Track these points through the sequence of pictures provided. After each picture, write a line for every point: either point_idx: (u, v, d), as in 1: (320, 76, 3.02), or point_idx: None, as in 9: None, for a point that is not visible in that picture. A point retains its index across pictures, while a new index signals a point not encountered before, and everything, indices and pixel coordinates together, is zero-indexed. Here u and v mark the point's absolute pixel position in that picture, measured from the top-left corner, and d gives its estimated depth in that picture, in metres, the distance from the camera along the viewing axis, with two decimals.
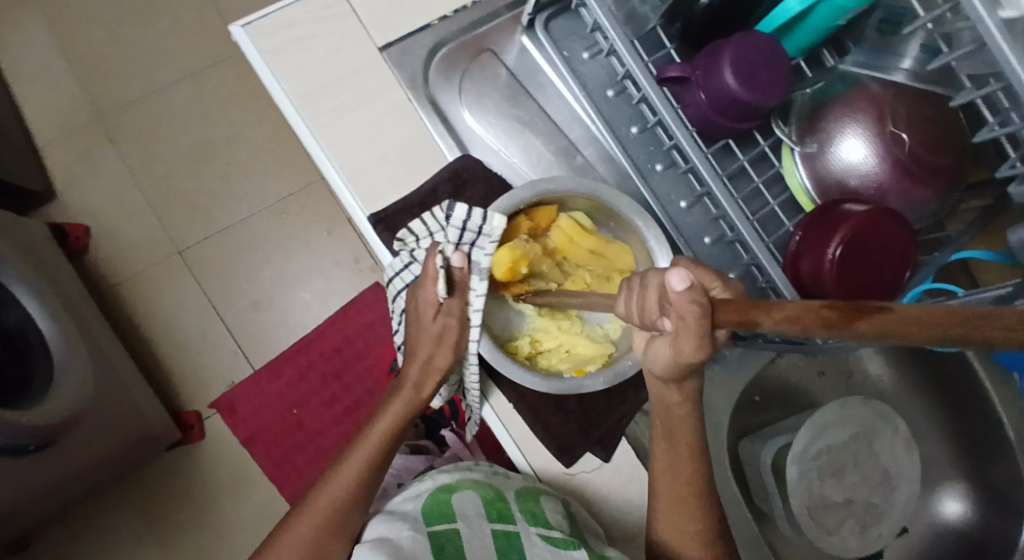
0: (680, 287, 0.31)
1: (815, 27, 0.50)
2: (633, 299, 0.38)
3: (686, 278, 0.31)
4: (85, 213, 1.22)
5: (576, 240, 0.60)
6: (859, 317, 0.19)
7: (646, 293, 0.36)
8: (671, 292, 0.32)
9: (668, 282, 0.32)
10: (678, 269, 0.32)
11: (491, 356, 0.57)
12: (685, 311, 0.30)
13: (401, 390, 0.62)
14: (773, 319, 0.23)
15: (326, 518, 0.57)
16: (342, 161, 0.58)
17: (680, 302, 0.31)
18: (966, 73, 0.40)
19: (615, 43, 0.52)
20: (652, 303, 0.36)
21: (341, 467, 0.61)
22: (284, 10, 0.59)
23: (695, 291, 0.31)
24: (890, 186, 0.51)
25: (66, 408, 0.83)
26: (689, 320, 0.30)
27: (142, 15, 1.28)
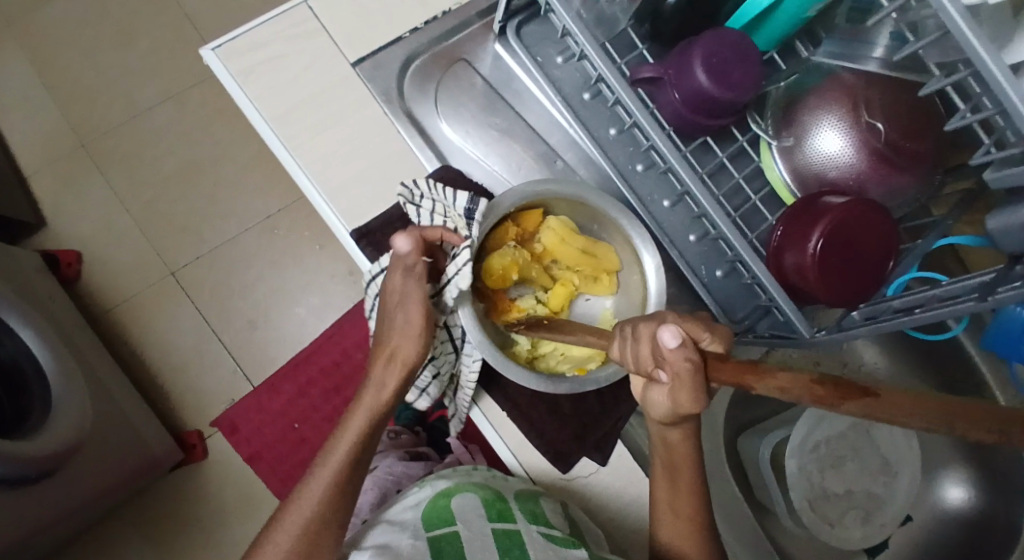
0: (672, 343, 0.35)
1: (784, 20, 0.50)
2: (627, 349, 0.40)
3: (678, 335, 0.35)
4: (75, 240, 1.22)
5: (566, 241, 0.60)
6: (847, 396, 0.23)
7: (640, 346, 0.38)
8: (664, 348, 0.35)
9: (660, 340, 0.35)
10: (669, 325, 0.35)
11: (494, 360, 0.53)
12: (680, 367, 0.34)
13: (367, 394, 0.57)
14: (769, 388, 0.26)
15: (305, 527, 0.52)
16: (321, 180, 0.58)
17: (673, 358, 0.34)
18: (934, 61, 0.40)
19: (585, 48, 0.52)
20: (646, 355, 0.38)
21: (314, 478, 0.55)
22: (252, 31, 0.59)
23: (688, 349, 0.34)
24: (868, 176, 0.51)
25: (66, 440, 0.83)
26: (684, 375, 0.34)
27: (119, 39, 1.29)
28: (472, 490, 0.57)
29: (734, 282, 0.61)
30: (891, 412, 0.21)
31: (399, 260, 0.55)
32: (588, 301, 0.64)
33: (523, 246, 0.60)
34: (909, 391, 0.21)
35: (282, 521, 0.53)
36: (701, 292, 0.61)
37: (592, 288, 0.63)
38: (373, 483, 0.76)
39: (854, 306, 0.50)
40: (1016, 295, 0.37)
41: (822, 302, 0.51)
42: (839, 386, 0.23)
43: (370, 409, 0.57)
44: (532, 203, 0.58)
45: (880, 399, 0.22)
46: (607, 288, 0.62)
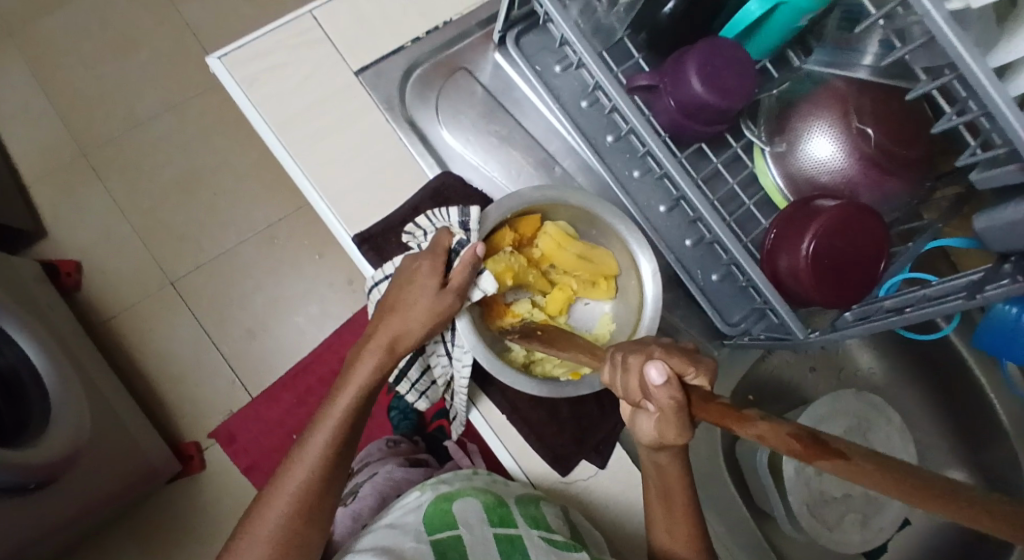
0: (658, 381, 0.33)
1: (777, 30, 0.51)
2: (616, 376, 0.38)
3: (664, 372, 0.33)
4: (74, 250, 1.22)
5: (563, 247, 0.60)
6: (815, 453, 0.24)
7: (628, 377, 0.36)
8: (650, 384, 0.33)
9: (647, 376, 0.33)
10: (654, 361, 0.33)
11: (487, 361, 0.54)
12: (665, 405, 0.33)
13: (368, 357, 0.57)
14: (747, 434, 0.27)
15: (301, 492, 0.53)
16: (323, 185, 0.59)
17: (659, 396, 0.33)
18: (921, 66, 0.41)
19: (583, 56, 0.54)
20: (634, 387, 0.36)
21: (310, 439, 0.56)
22: (258, 40, 0.61)
23: (673, 386, 0.33)
24: (859, 179, 0.53)
25: (63, 448, 0.83)
26: (669, 411, 0.33)
27: (122, 51, 1.30)
28: (474, 495, 0.58)
29: (729, 286, 0.62)
30: (857, 474, 0.23)
31: (470, 258, 0.53)
32: (586, 305, 0.65)
33: (520, 251, 0.61)
34: (874, 456, 0.22)
35: (279, 485, 0.54)
36: (698, 296, 0.62)
37: (590, 292, 0.64)
38: (372, 489, 0.75)
39: (848, 307, 0.52)
40: (1003, 294, 0.38)
41: (817, 304, 0.52)
42: (812, 445, 0.24)
43: (353, 393, 0.56)
44: (528, 209, 0.59)
45: (848, 462, 0.23)
46: (605, 292, 0.64)
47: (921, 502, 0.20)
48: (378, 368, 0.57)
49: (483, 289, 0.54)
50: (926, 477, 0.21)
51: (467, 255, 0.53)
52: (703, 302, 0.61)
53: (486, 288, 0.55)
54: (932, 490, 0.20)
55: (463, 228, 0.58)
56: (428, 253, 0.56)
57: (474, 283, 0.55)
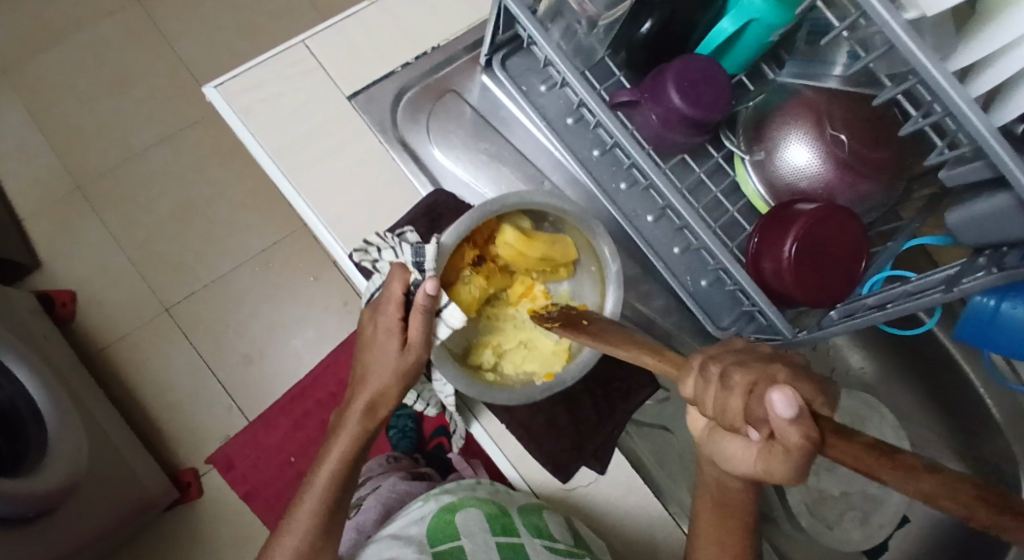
0: (786, 413, 0.24)
1: (748, 46, 0.54)
2: (707, 395, 0.30)
3: (796, 403, 0.24)
4: (70, 281, 1.23)
5: (526, 252, 0.58)
6: (1008, 514, 0.18)
7: (731, 398, 0.28)
8: (773, 416, 0.25)
9: (771, 404, 0.25)
10: (783, 388, 0.25)
11: (470, 390, 0.55)
12: (793, 444, 0.25)
13: (345, 429, 0.58)
14: (905, 490, 0.20)
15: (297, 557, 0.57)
16: (319, 208, 0.61)
17: (786, 432, 0.25)
18: (885, 72, 0.43)
19: (566, 75, 0.56)
20: (737, 410, 0.28)
21: (302, 505, 0.59)
22: (253, 70, 0.63)
23: (807, 421, 0.24)
24: (836, 184, 0.54)
25: (61, 479, 0.82)
26: (795, 451, 0.25)
27: (114, 85, 1.33)
28: (477, 505, 0.59)
29: (718, 291, 0.63)
30: None
31: (422, 301, 0.51)
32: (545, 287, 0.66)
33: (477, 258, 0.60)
34: None
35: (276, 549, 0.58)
36: (688, 301, 0.63)
37: (550, 277, 0.64)
38: (376, 500, 0.76)
39: (833, 306, 0.53)
40: (980, 285, 0.40)
41: (802, 303, 0.54)
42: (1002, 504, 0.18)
43: (334, 463, 0.58)
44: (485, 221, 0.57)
45: None
46: (564, 275, 0.64)
47: None
48: (357, 436, 0.58)
49: (450, 324, 0.52)
50: None
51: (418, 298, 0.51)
52: (694, 306, 0.63)
53: (451, 322, 0.52)
54: None
55: (419, 268, 0.53)
56: (382, 305, 0.55)
57: (438, 319, 0.53)
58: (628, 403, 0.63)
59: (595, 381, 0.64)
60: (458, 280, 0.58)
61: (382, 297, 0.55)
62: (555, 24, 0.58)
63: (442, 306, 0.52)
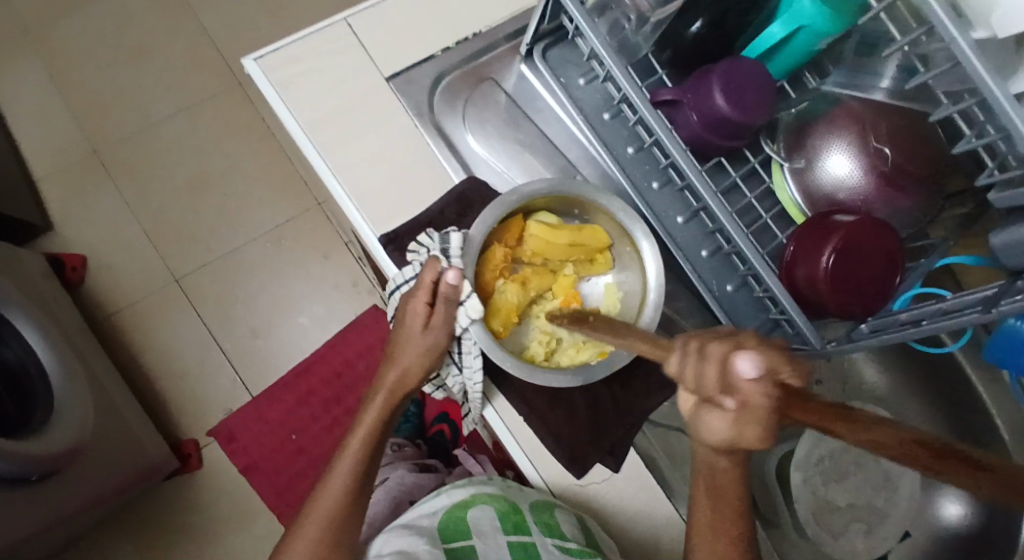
0: (750, 374, 0.26)
1: (797, 50, 0.53)
2: (685, 367, 0.29)
3: (760, 364, 0.26)
4: (81, 245, 1.22)
5: (550, 241, 0.58)
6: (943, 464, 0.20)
7: (704, 368, 0.28)
8: (738, 377, 0.26)
9: (736, 367, 0.26)
10: (748, 350, 0.26)
11: (515, 368, 0.54)
12: (753, 402, 0.26)
13: (376, 396, 0.62)
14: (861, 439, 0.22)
15: (326, 523, 0.57)
16: (351, 188, 0.60)
17: (750, 392, 0.26)
18: (943, 90, 0.43)
19: (611, 70, 0.55)
20: (711, 382, 0.28)
21: (333, 474, 0.60)
22: (293, 44, 0.62)
23: (770, 383, 0.26)
24: (875, 197, 0.54)
25: (67, 441, 0.83)
26: (757, 412, 0.27)
27: (135, 51, 1.31)
28: (488, 501, 0.59)
29: (745, 296, 0.63)
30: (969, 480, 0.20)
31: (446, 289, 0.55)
32: (589, 281, 0.65)
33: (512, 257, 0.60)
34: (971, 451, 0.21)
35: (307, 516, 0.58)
36: (713, 305, 0.63)
37: (590, 269, 0.64)
38: (386, 493, 0.76)
39: (865, 319, 0.54)
40: (1017, 308, 0.40)
41: (833, 314, 0.54)
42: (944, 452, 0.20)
43: (370, 424, 0.62)
44: (510, 214, 0.58)
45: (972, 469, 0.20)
46: (604, 265, 0.63)
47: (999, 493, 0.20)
48: (387, 404, 0.62)
49: (471, 313, 0.55)
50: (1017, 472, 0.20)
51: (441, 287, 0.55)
52: (719, 311, 0.62)
53: (471, 314, 0.55)
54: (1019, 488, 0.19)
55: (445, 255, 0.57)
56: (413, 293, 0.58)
57: (458, 309, 0.56)
58: (647, 401, 0.63)
59: (615, 379, 0.64)
60: (495, 292, 0.59)
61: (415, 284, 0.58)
62: (603, 18, 0.58)
63: (463, 297, 0.56)
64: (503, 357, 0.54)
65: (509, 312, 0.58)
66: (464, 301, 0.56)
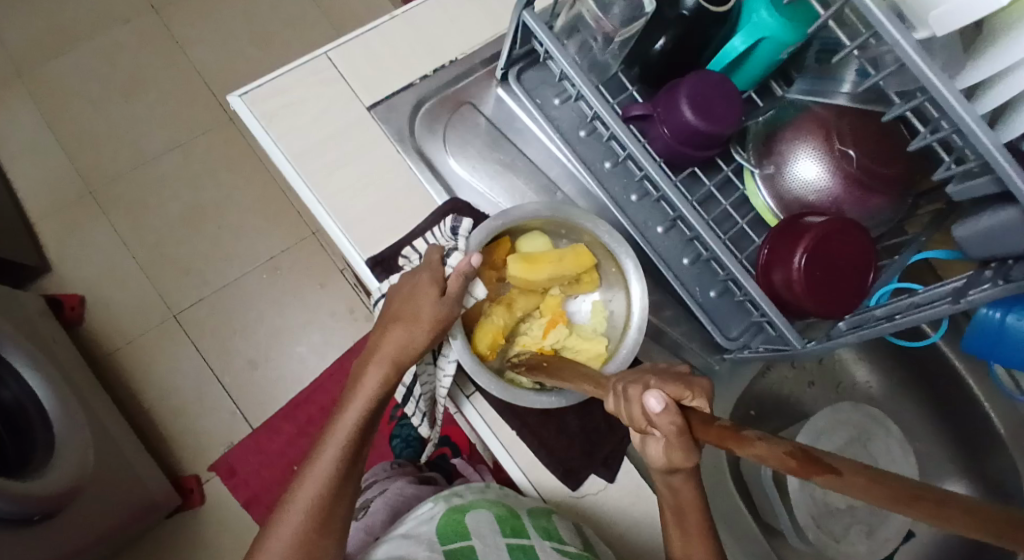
0: (658, 408, 0.35)
1: (760, 61, 0.55)
2: (620, 407, 0.40)
3: (663, 401, 0.35)
4: (79, 284, 1.24)
5: (530, 278, 0.58)
6: (814, 470, 0.24)
7: (631, 406, 0.38)
8: (651, 412, 0.36)
9: (647, 406, 0.36)
10: (652, 390, 0.36)
11: (501, 392, 0.55)
12: (669, 432, 0.35)
13: (370, 370, 0.57)
14: (746, 453, 0.27)
15: (313, 506, 0.55)
16: (338, 214, 0.62)
17: (661, 423, 0.35)
18: (895, 90, 0.45)
19: (582, 89, 0.57)
20: (637, 415, 0.38)
21: (321, 453, 0.57)
22: (276, 78, 0.65)
23: (672, 412, 0.35)
24: (845, 198, 0.56)
25: (66, 480, 0.82)
26: (674, 437, 0.36)
27: (129, 92, 1.35)
28: (487, 507, 0.61)
29: (727, 301, 0.65)
30: (854, 489, 0.23)
31: (463, 268, 0.55)
32: (577, 300, 0.65)
33: (499, 278, 0.61)
34: (865, 469, 0.22)
35: (293, 497, 0.55)
36: (697, 311, 0.64)
37: (577, 288, 0.64)
38: (385, 502, 0.77)
39: (842, 317, 0.54)
40: (988, 296, 0.40)
41: (811, 314, 0.55)
42: (809, 460, 0.24)
43: (370, 393, 0.57)
44: (497, 237, 0.60)
45: (843, 478, 0.23)
46: (591, 284, 0.63)
47: (910, 510, 0.20)
48: (382, 382, 0.57)
49: (477, 296, 0.57)
50: (917, 489, 0.21)
51: (461, 266, 0.55)
52: (703, 316, 0.63)
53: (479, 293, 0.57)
54: (922, 501, 0.20)
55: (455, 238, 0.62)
56: (423, 266, 0.56)
57: (468, 293, 0.57)
58: None
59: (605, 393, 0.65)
60: (481, 316, 0.59)
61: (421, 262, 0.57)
62: (572, 40, 0.60)
63: (474, 290, 0.57)
64: (486, 380, 0.56)
65: (497, 336, 0.58)
66: (472, 289, 0.57)
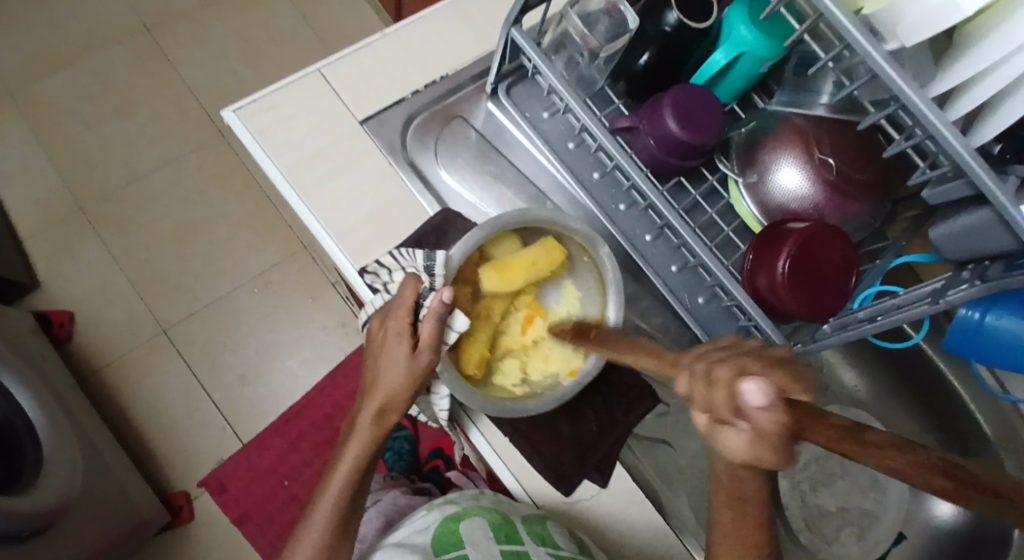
0: (759, 402, 0.28)
1: (740, 75, 0.57)
2: (695, 388, 0.33)
3: (764, 391, 0.28)
4: (68, 301, 1.23)
5: (504, 285, 0.58)
6: (963, 490, 0.19)
7: (716, 392, 0.31)
8: (749, 404, 0.29)
9: (746, 394, 0.29)
10: (756, 379, 0.29)
11: (498, 410, 0.57)
12: (767, 432, 0.28)
13: (362, 422, 0.58)
14: (868, 459, 0.22)
15: (319, 546, 0.59)
16: (330, 225, 0.63)
17: (761, 418, 0.28)
18: (869, 98, 0.47)
19: (569, 102, 0.59)
20: (722, 404, 0.31)
21: (323, 494, 0.60)
22: (269, 94, 0.66)
23: (778, 410, 0.28)
24: (825, 204, 0.57)
25: (55, 499, 0.81)
26: (771, 438, 0.28)
27: (120, 110, 1.36)
28: (481, 514, 0.62)
29: (715, 307, 0.66)
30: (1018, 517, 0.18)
31: (437, 308, 0.52)
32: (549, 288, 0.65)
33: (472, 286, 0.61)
34: (1019, 481, 0.19)
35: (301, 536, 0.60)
36: (685, 317, 0.66)
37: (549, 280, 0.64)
38: (378, 511, 0.78)
39: (826, 320, 0.56)
40: (964, 297, 0.42)
41: (796, 317, 0.56)
42: (957, 478, 0.20)
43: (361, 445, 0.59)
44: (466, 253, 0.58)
45: (1003, 498, 0.19)
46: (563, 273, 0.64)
47: None
48: (375, 432, 0.59)
49: (458, 330, 0.54)
50: None
51: (431, 309, 0.52)
52: (691, 321, 0.65)
53: (458, 327, 0.54)
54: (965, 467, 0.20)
55: (429, 274, 0.55)
56: (393, 311, 0.56)
57: (447, 326, 0.54)
58: (628, 416, 0.64)
59: (597, 398, 0.65)
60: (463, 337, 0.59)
61: (393, 303, 0.56)
62: (559, 55, 0.63)
63: (455, 323, 0.54)
64: (480, 403, 0.56)
65: (483, 353, 0.59)
66: (452, 322, 0.54)
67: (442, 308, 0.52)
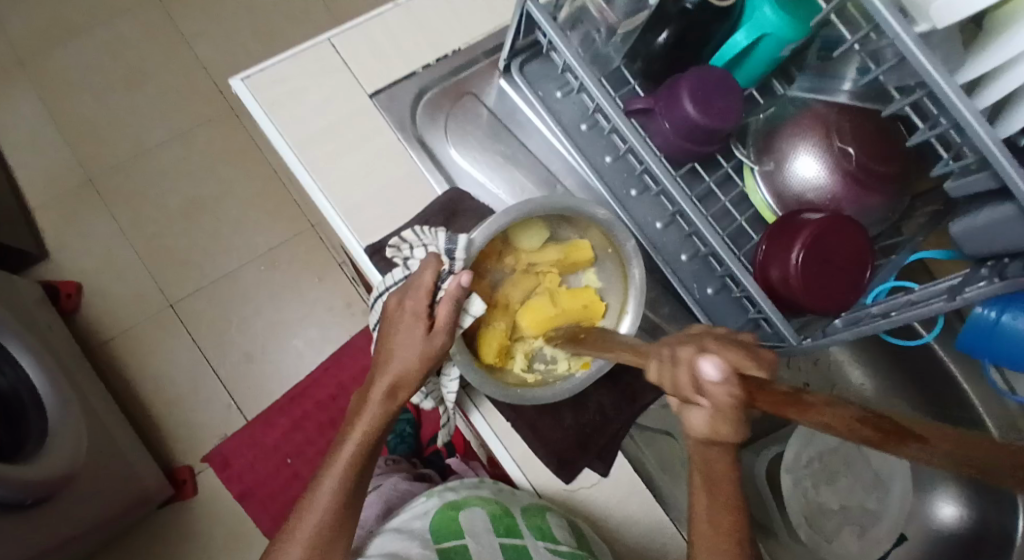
0: (715, 376, 0.29)
1: (761, 59, 0.55)
2: (665, 373, 0.33)
3: (723, 367, 0.29)
4: (76, 272, 1.24)
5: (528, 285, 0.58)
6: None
7: (678, 371, 0.32)
8: (706, 380, 0.30)
9: (702, 370, 0.30)
10: (710, 355, 0.30)
11: (507, 397, 0.56)
12: (723, 402, 0.29)
13: (370, 405, 0.57)
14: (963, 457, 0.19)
15: (314, 538, 0.55)
16: (338, 202, 0.62)
17: (717, 392, 0.29)
18: (894, 85, 0.45)
19: (584, 80, 0.58)
20: (685, 382, 0.31)
21: (321, 484, 0.57)
22: (278, 66, 0.65)
23: (733, 382, 0.29)
24: (844, 195, 0.56)
25: (59, 467, 0.82)
26: (727, 408, 0.29)
27: (131, 83, 1.35)
28: (481, 504, 0.61)
29: (725, 298, 0.65)
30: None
31: (455, 291, 0.52)
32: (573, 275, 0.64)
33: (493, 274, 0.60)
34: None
35: (294, 532, 0.56)
36: (695, 307, 0.65)
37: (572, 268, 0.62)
38: (378, 497, 0.78)
39: (838, 314, 0.55)
40: (983, 294, 0.41)
41: (808, 310, 0.55)
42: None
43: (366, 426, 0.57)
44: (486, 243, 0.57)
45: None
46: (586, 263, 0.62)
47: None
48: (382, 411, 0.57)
49: (474, 314, 0.53)
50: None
51: (449, 291, 0.52)
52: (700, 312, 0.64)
53: (475, 312, 0.54)
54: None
55: (450, 258, 0.54)
56: (412, 289, 0.54)
57: (463, 311, 0.54)
58: (632, 404, 0.64)
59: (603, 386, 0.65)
60: (485, 327, 0.58)
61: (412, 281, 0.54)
62: (575, 30, 0.61)
63: (470, 306, 0.54)
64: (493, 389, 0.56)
65: (502, 342, 0.58)
66: (467, 305, 0.54)
67: (457, 292, 0.51)
